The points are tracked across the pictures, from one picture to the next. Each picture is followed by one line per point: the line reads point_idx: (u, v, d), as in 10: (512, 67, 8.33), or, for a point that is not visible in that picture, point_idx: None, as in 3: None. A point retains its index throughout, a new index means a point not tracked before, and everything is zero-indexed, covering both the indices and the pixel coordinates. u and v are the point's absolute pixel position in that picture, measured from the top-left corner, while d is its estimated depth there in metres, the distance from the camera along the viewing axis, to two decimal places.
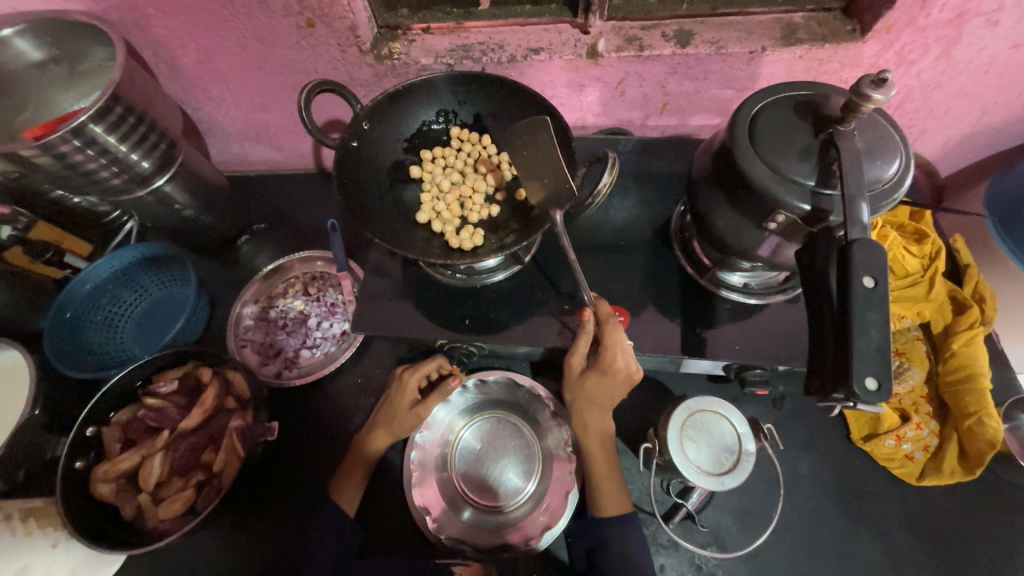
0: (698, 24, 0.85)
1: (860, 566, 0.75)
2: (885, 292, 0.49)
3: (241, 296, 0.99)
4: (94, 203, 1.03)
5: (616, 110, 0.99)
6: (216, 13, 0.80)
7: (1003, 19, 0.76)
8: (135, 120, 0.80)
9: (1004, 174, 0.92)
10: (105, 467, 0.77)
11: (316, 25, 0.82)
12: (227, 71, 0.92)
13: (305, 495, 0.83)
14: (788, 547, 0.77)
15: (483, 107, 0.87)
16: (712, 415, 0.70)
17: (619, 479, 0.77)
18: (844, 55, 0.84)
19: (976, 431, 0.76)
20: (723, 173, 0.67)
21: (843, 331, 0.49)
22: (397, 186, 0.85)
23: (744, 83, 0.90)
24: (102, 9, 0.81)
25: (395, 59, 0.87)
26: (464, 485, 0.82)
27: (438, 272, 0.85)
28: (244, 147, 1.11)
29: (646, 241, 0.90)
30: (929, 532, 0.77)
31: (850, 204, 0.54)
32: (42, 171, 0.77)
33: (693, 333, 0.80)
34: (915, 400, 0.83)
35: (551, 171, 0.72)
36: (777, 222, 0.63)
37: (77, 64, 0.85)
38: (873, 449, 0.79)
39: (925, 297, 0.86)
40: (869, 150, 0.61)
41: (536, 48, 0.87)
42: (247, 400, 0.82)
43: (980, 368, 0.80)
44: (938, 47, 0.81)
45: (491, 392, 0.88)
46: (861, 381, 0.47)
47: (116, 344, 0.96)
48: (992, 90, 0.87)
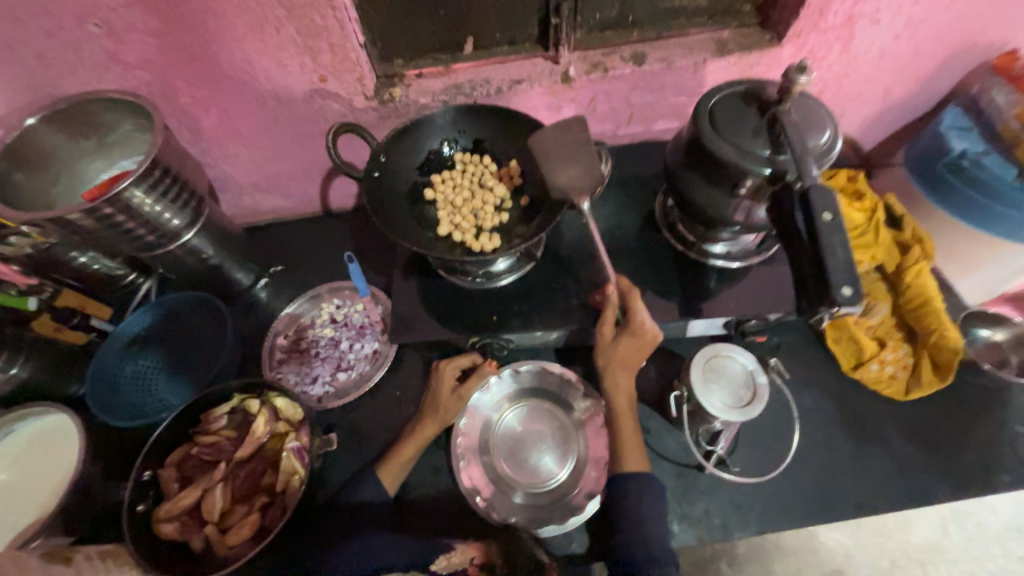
0: (649, 46, 1.03)
1: (875, 479, 0.85)
2: (841, 221, 0.62)
3: (272, 329, 1.06)
4: (112, 266, 1.07)
5: (590, 125, 1.14)
6: (239, 79, 0.92)
7: (882, 18, 0.96)
8: (171, 179, 0.89)
9: (915, 140, 1.13)
10: (167, 506, 0.80)
11: (328, 79, 0.94)
12: (245, 130, 1.02)
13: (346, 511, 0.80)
14: (810, 473, 0.86)
15: (482, 133, 0.99)
16: (724, 358, 0.81)
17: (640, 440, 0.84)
18: (768, 58, 1.02)
19: (940, 344, 0.90)
20: (696, 154, 0.81)
21: (816, 254, 0.61)
22: (416, 207, 0.97)
23: (694, 89, 1.07)
24: (133, 86, 0.90)
25: (397, 101, 0.99)
26: (507, 467, 0.89)
27: (459, 278, 0.95)
28: (256, 199, 1.20)
29: (638, 230, 1.03)
30: (923, 439, 0.88)
31: (800, 161, 0.68)
32: (87, 232, 0.84)
33: (693, 299, 0.92)
34: (888, 329, 0.97)
35: (581, 167, 0.84)
36: (748, 187, 0.76)
37: (106, 137, 0.95)
38: (863, 377, 0.92)
39: (875, 242, 1.01)
40: (806, 123, 0.76)
41: (518, 79, 1.01)
42: (300, 421, 0.87)
43: (932, 293, 0.94)
44: (840, 44, 1.00)
45: (524, 381, 0.96)
46: (838, 290, 0.59)
47: (155, 395, 0.98)
48: (888, 73, 1.08)
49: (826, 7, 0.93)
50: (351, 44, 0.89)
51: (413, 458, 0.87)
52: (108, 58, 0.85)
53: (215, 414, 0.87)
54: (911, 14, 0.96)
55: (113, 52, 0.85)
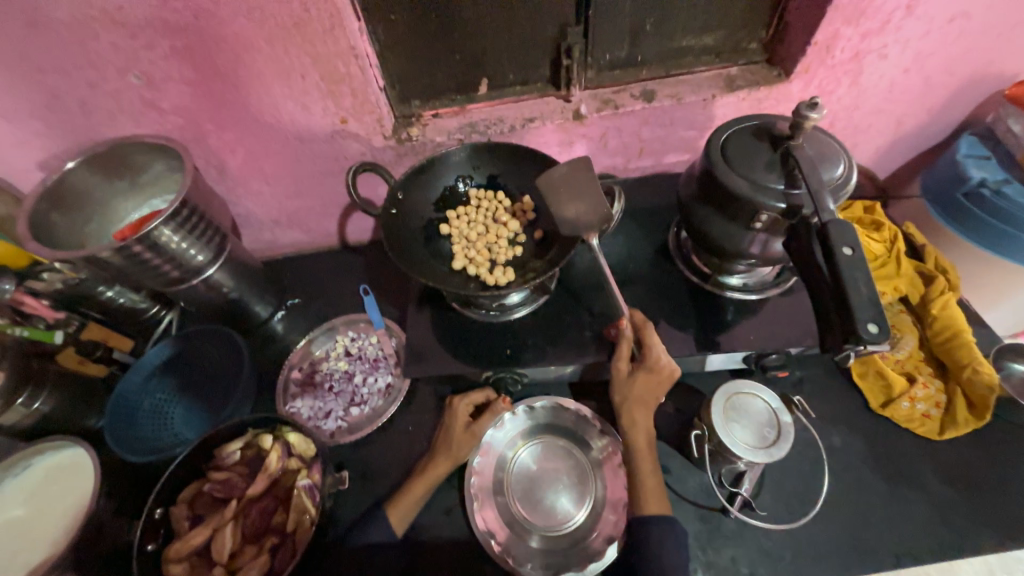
0: (658, 84, 1.06)
1: (914, 526, 0.80)
2: (862, 255, 0.61)
3: (287, 362, 1.07)
4: (136, 299, 1.10)
5: (601, 159, 1.16)
6: (265, 122, 0.96)
7: (890, 53, 0.97)
8: (197, 217, 0.92)
9: (931, 169, 1.12)
10: (177, 546, 0.79)
11: (349, 121, 0.98)
12: (269, 169, 1.06)
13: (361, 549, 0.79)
14: (843, 518, 0.81)
15: (496, 169, 1.02)
16: (746, 395, 0.79)
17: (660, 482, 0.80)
18: (777, 93, 1.04)
19: (974, 379, 0.86)
20: (709, 189, 0.82)
21: (839, 290, 0.60)
22: (431, 241, 0.98)
23: (703, 124, 1.09)
24: (166, 130, 0.95)
25: (414, 140, 1.02)
26: (521, 508, 0.86)
27: (473, 311, 0.95)
28: (275, 233, 1.23)
29: (652, 262, 1.02)
30: (964, 482, 0.83)
31: (816, 195, 0.68)
32: (115, 269, 0.86)
33: (710, 331, 0.90)
34: (916, 363, 0.93)
35: (590, 203, 0.87)
36: (762, 222, 0.76)
37: (139, 177, 0.99)
38: (892, 414, 0.88)
39: (897, 273, 0.99)
40: (820, 157, 0.76)
41: (530, 118, 1.04)
42: (312, 458, 0.86)
43: (962, 325, 0.91)
44: (848, 78, 1.02)
45: (539, 417, 0.94)
46: (864, 327, 0.57)
47: (168, 429, 0.99)
48: (899, 105, 1.08)
49: (833, 44, 0.95)
50: (371, 88, 0.93)
51: (421, 500, 0.85)
52: (145, 105, 0.91)
53: (228, 451, 0.87)
54: (919, 48, 0.97)
55: (150, 99, 0.90)
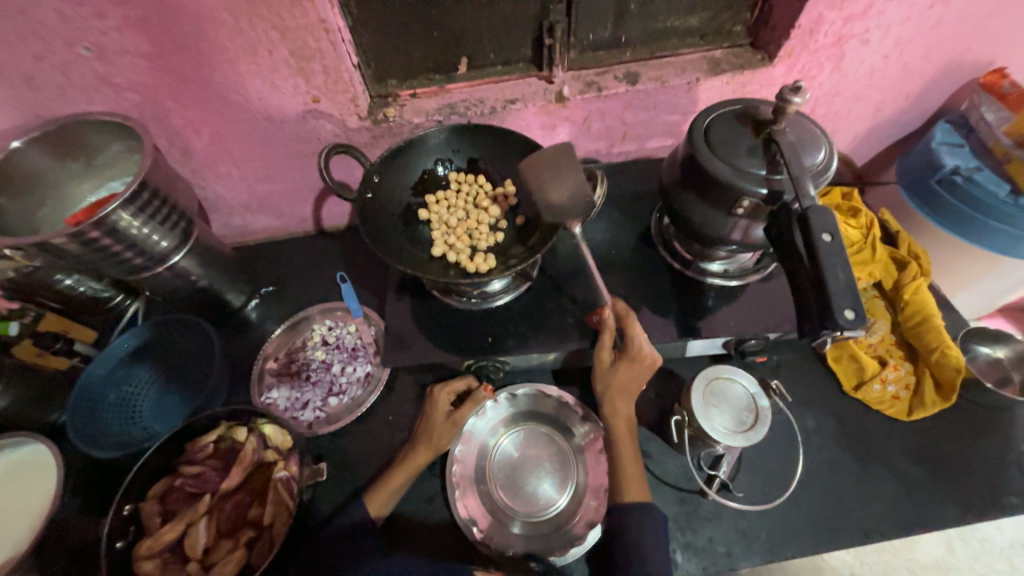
0: (642, 66, 1.04)
1: (883, 503, 0.83)
2: (840, 242, 0.61)
3: (262, 352, 1.04)
4: (98, 288, 1.04)
5: (584, 143, 1.14)
6: (231, 100, 0.91)
7: (871, 38, 0.97)
8: (159, 201, 0.87)
9: (906, 156, 1.13)
10: (148, 542, 0.77)
11: (321, 100, 0.93)
12: (237, 151, 1.01)
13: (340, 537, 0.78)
14: (816, 498, 0.84)
15: (476, 152, 0.99)
16: (726, 381, 0.79)
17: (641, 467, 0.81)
18: (760, 77, 1.03)
19: (942, 362, 0.89)
20: (692, 174, 0.81)
21: (817, 277, 0.60)
22: (410, 227, 0.95)
23: (687, 108, 1.07)
24: (123, 108, 0.89)
25: (390, 121, 0.98)
26: (504, 495, 0.86)
27: (454, 299, 0.93)
28: (246, 219, 1.18)
29: (634, 248, 1.02)
30: (930, 460, 0.86)
31: (797, 181, 0.67)
32: (70, 256, 0.81)
33: (691, 317, 0.91)
34: (888, 347, 0.95)
35: (573, 189, 0.85)
36: (744, 207, 0.76)
37: (93, 158, 0.93)
38: (864, 396, 0.91)
39: (872, 259, 1.00)
40: (801, 142, 0.76)
41: (512, 99, 1.01)
42: (289, 449, 0.84)
43: (932, 310, 0.93)
44: (830, 63, 1.01)
45: (520, 405, 0.94)
46: (841, 313, 0.57)
47: (137, 423, 0.96)
48: (878, 91, 1.09)
49: (816, 28, 0.94)
50: (344, 65, 0.88)
51: (406, 486, 0.84)
52: (98, 80, 0.84)
53: (201, 443, 0.84)
54: (900, 34, 0.97)
55: (102, 74, 0.84)
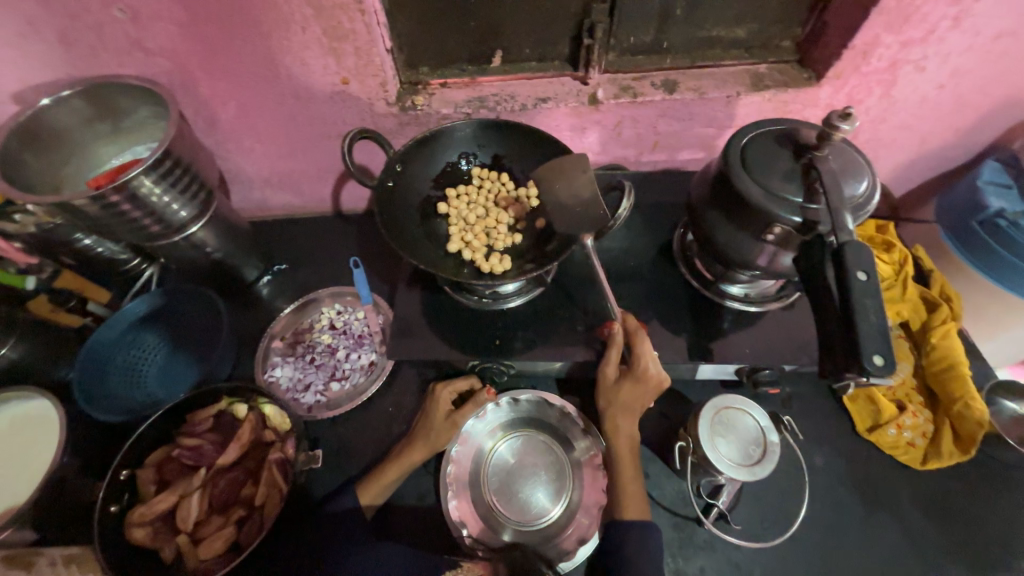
0: (681, 75, 1.00)
1: (886, 552, 0.80)
2: (876, 282, 0.58)
3: (269, 330, 1.04)
4: (115, 250, 1.05)
5: (612, 149, 1.10)
6: (261, 75, 0.90)
7: (928, 66, 0.92)
8: (181, 170, 0.86)
9: (948, 192, 1.08)
10: (141, 510, 0.77)
11: (350, 82, 0.92)
12: (262, 125, 1.00)
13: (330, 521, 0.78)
14: (815, 538, 0.81)
15: (502, 149, 0.97)
16: (736, 411, 0.77)
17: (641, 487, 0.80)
18: (804, 97, 0.98)
19: (965, 414, 0.85)
20: (722, 193, 0.78)
21: (848, 317, 0.57)
22: (427, 220, 0.94)
23: (723, 122, 1.03)
24: (152, 74, 0.89)
25: (418, 109, 0.97)
26: (496, 501, 0.85)
27: (464, 297, 0.91)
28: (265, 194, 1.17)
29: (653, 262, 0.99)
30: (940, 513, 0.83)
31: (836, 213, 0.64)
32: (89, 218, 0.81)
33: (704, 340, 0.88)
34: (908, 391, 0.92)
35: (587, 201, 0.83)
36: (775, 234, 0.73)
37: (121, 121, 0.93)
38: (878, 439, 0.87)
39: (901, 298, 0.97)
40: (844, 171, 0.72)
41: (543, 98, 0.99)
42: (286, 432, 0.84)
43: (960, 358, 0.89)
44: (880, 89, 0.97)
45: (522, 411, 0.92)
46: (870, 358, 0.54)
47: (142, 389, 0.96)
48: (927, 122, 1.04)
49: (870, 51, 0.89)
50: (377, 49, 0.87)
51: (399, 479, 0.84)
52: (130, 44, 0.84)
53: (201, 416, 0.85)
54: (958, 65, 0.92)
55: (136, 38, 0.83)
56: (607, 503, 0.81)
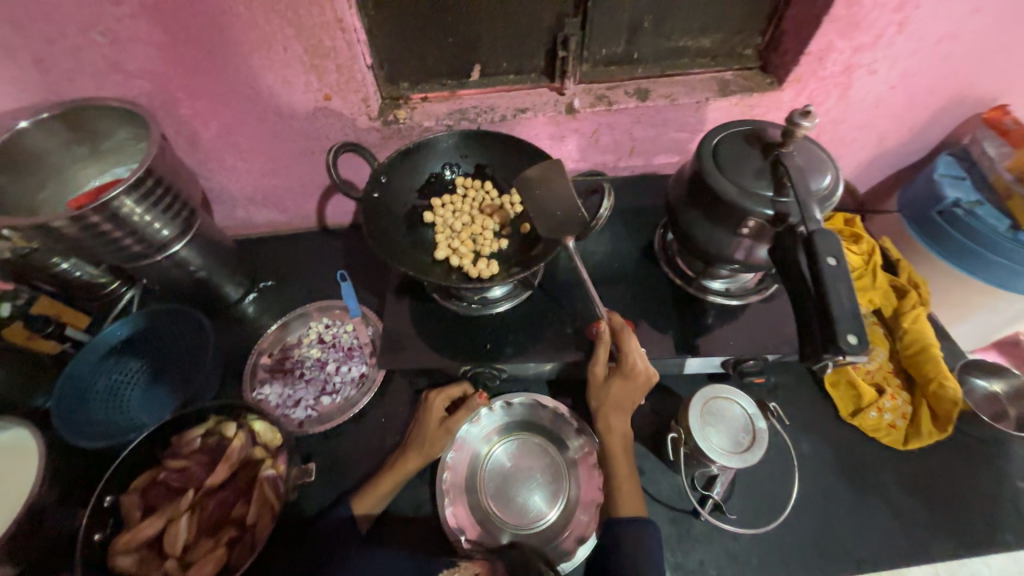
0: (652, 84, 1.05)
1: (876, 533, 0.82)
2: (845, 266, 0.61)
3: (256, 347, 1.02)
4: (94, 274, 1.03)
5: (591, 156, 1.14)
6: (243, 93, 0.91)
7: (879, 69, 0.99)
8: (163, 189, 0.86)
9: (908, 186, 1.15)
10: (126, 537, 0.75)
11: (332, 98, 0.93)
12: (245, 143, 1.00)
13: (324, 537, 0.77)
14: (808, 523, 0.83)
15: (484, 158, 1.00)
16: (723, 401, 0.79)
17: (636, 485, 0.80)
18: (768, 101, 1.04)
19: (940, 394, 0.88)
20: (698, 192, 0.81)
21: (822, 300, 0.60)
22: (414, 229, 0.95)
23: (695, 127, 1.08)
24: (132, 95, 0.89)
25: (401, 123, 0.99)
26: (494, 506, 0.85)
27: (453, 303, 0.93)
28: (249, 212, 1.17)
29: (636, 262, 1.02)
30: (924, 491, 0.86)
31: (804, 204, 0.67)
32: (68, 240, 0.80)
33: (689, 334, 0.90)
34: (886, 374, 0.95)
35: (567, 204, 0.85)
36: (750, 227, 0.76)
37: (98, 144, 0.93)
38: (861, 423, 0.90)
39: (872, 286, 1.01)
40: (808, 166, 0.76)
41: (522, 108, 1.02)
42: (277, 448, 0.82)
43: (930, 340, 0.93)
44: (838, 91, 1.03)
45: (516, 414, 0.93)
46: (844, 338, 0.57)
47: (125, 414, 0.93)
48: (883, 121, 1.10)
49: (825, 56, 0.95)
50: (358, 65, 0.89)
51: (394, 490, 0.83)
52: (109, 66, 0.84)
53: (188, 437, 0.83)
54: (906, 67, 0.99)
55: (115, 60, 0.84)
56: (603, 501, 0.81)
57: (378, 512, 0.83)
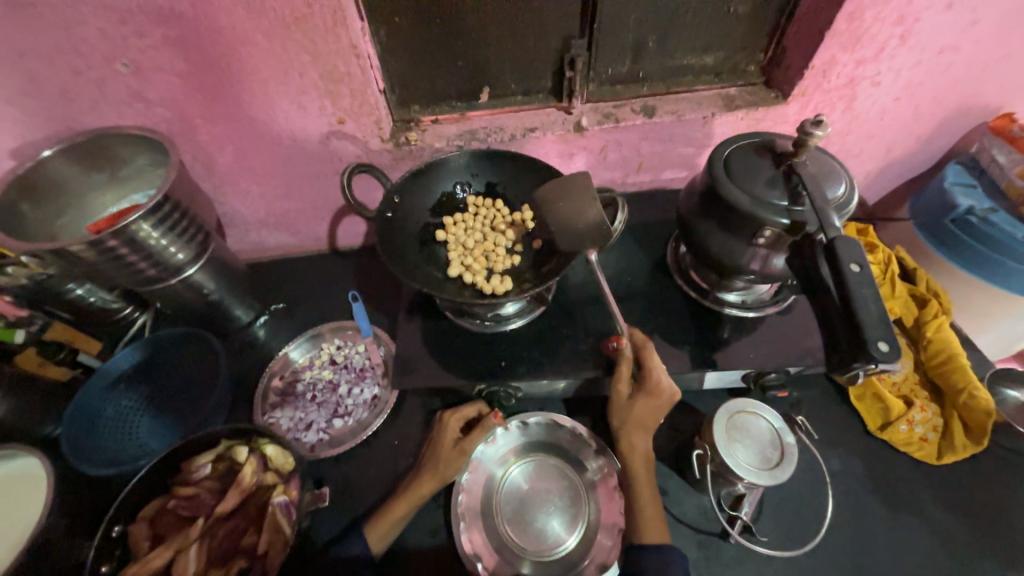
0: (658, 101, 1.06)
1: (917, 555, 0.78)
2: (869, 273, 0.60)
3: (267, 369, 1.01)
4: (108, 299, 1.05)
5: (600, 172, 1.15)
6: (259, 119, 0.93)
7: (883, 81, 1.00)
8: (180, 213, 0.87)
9: (919, 195, 1.14)
10: (133, 569, 0.72)
11: (346, 121, 0.95)
12: (259, 167, 1.02)
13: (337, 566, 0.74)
14: (844, 545, 0.79)
15: (495, 177, 1.01)
16: (748, 415, 0.77)
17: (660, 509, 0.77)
18: (774, 114, 1.05)
19: (971, 404, 0.85)
20: (711, 203, 0.81)
21: (848, 307, 0.59)
22: (426, 247, 0.96)
23: (702, 141, 1.09)
24: (152, 123, 0.92)
25: (412, 144, 1.00)
26: (510, 531, 0.81)
27: (467, 321, 0.92)
28: (262, 235, 1.18)
29: (649, 276, 1.01)
30: (963, 509, 0.82)
31: (822, 213, 0.67)
32: (85, 264, 0.81)
33: (707, 348, 0.88)
34: (913, 386, 0.93)
35: (589, 217, 0.85)
36: (765, 237, 0.75)
37: (119, 171, 0.95)
38: (891, 437, 0.87)
39: (889, 296, 1.00)
40: (821, 175, 0.76)
41: (531, 127, 1.04)
42: (289, 473, 0.80)
43: (957, 349, 0.91)
44: (843, 103, 1.04)
45: (533, 434, 0.90)
46: (875, 345, 0.55)
47: (134, 440, 0.92)
48: (889, 132, 1.11)
49: (830, 69, 0.96)
50: (371, 89, 0.91)
51: (408, 515, 0.80)
52: (132, 96, 0.87)
53: (198, 463, 0.81)
54: (910, 78, 1.00)
55: (137, 90, 0.86)
56: (626, 525, 0.78)
57: (391, 540, 0.80)
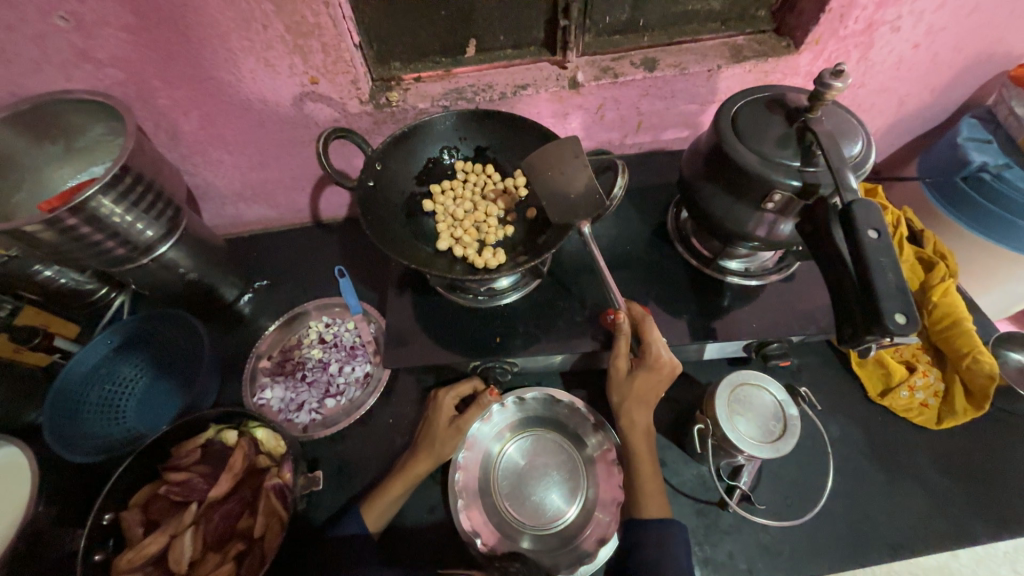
0: (659, 52, 0.98)
1: (912, 517, 0.78)
2: (888, 240, 0.55)
3: (255, 350, 0.98)
4: (80, 281, 0.99)
5: (597, 133, 1.08)
6: (223, 80, 0.85)
7: (903, 26, 0.91)
8: (143, 187, 0.80)
9: (928, 153, 1.09)
10: (129, 555, 0.72)
11: (319, 82, 0.87)
12: (228, 134, 0.94)
13: (337, 549, 0.73)
14: (840, 510, 0.79)
15: (484, 140, 0.94)
16: (750, 388, 0.75)
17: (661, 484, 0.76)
18: (785, 66, 0.98)
19: (974, 368, 0.83)
20: (716, 165, 0.75)
21: (865, 277, 0.55)
22: (413, 219, 0.90)
23: (706, 98, 1.02)
24: (104, 86, 0.83)
25: (394, 106, 0.93)
26: (509, 506, 0.81)
27: (459, 296, 0.88)
28: (239, 208, 1.12)
29: (650, 243, 0.96)
30: (960, 471, 0.82)
31: (839, 174, 0.61)
32: (45, 245, 0.75)
33: (709, 318, 0.85)
34: (915, 351, 0.91)
35: (581, 185, 0.80)
36: (774, 201, 0.70)
37: (74, 141, 0.87)
38: (891, 403, 0.86)
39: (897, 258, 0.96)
40: (837, 132, 0.70)
41: (522, 84, 0.95)
42: (283, 456, 0.79)
43: (963, 312, 0.88)
44: (858, 52, 0.96)
45: (530, 409, 0.89)
46: (892, 318, 0.52)
47: (121, 424, 0.89)
48: (905, 84, 1.04)
49: (847, 13, 0.88)
50: (345, 43, 0.82)
51: (405, 495, 0.79)
52: (76, 54, 0.78)
53: (189, 447, 0.79)
54: (932, 23, 0.91)
55: (82, 48, 0.77)
56: (625, 499, 0.77)
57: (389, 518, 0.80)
